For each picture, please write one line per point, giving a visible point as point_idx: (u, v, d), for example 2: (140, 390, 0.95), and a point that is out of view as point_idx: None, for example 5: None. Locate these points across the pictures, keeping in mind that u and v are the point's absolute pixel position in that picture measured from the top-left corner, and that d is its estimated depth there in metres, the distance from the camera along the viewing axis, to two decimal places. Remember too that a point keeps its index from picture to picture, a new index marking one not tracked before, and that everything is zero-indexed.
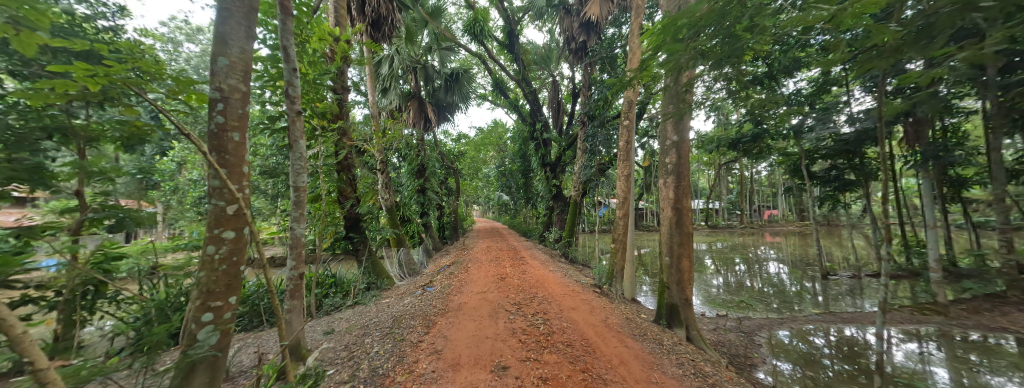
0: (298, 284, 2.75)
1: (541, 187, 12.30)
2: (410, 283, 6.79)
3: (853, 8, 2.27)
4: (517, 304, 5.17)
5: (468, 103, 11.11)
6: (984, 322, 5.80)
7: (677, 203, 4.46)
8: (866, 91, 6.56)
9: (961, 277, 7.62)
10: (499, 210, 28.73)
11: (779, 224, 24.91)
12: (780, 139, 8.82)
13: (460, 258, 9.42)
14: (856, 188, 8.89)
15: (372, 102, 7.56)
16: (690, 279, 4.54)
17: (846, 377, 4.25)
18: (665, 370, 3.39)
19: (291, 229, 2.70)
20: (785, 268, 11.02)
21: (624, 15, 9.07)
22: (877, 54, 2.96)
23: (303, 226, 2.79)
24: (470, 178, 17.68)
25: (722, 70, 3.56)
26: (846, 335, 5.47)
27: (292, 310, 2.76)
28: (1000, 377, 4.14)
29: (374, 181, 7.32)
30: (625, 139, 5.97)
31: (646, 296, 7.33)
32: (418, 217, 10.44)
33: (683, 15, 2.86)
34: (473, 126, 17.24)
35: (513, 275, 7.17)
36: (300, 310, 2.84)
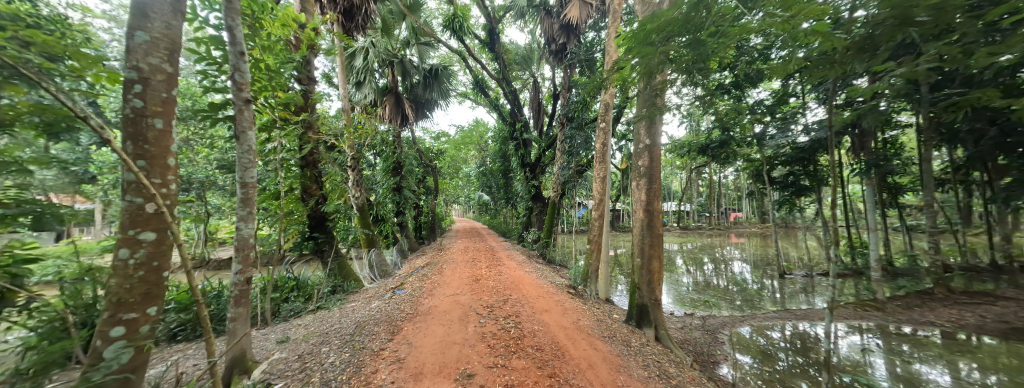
0: (244, 290, 2.53)
1: (521, 187, 12.29)
2: (380, 286, 6.53)
3: (805, 18, 2.41)
4: (489, 306, 5.09)
5: (448, 100, 10.87)
6: (915, 317, 6.41)
7: (648, 205, 4.57)
8: (820, 103, 7.07)
9: (897, 275, 8.40)
10: (480, 211, 28.57)
11: (743, 226, 26.55)
12: (744, 145, 9.35)
13: (435, 259, 9.19)
14: (810, 193, 9.58)
15: (344, 95, 7.14)
16: (660, 280, 4.65)
17: (798, 370, 4.53)
18: (631, 373, 3.43)
19: (236, 229, 2.47)
20: (748, 267, 11.70)
21: (603, 19, 9.24)
22: (827, 64, 3.16)
23: (252, 225, 2.58)
24: (450, 177, 17.38)
25: (690, 77, 3.68)
26: (799, 330, 5.87)
27: (236, 319, 2.53)
28: (927, 366, 4.58)
29: (345, 178, 6.97)
30: (602, 141, 6.03)
31: (620, 296, 7.50)
32: (394, 216, 10.10)
33: (652, 19, 2.94)
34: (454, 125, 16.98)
35: (488, 277, 7.09)
36: (245, 318, 2.60)
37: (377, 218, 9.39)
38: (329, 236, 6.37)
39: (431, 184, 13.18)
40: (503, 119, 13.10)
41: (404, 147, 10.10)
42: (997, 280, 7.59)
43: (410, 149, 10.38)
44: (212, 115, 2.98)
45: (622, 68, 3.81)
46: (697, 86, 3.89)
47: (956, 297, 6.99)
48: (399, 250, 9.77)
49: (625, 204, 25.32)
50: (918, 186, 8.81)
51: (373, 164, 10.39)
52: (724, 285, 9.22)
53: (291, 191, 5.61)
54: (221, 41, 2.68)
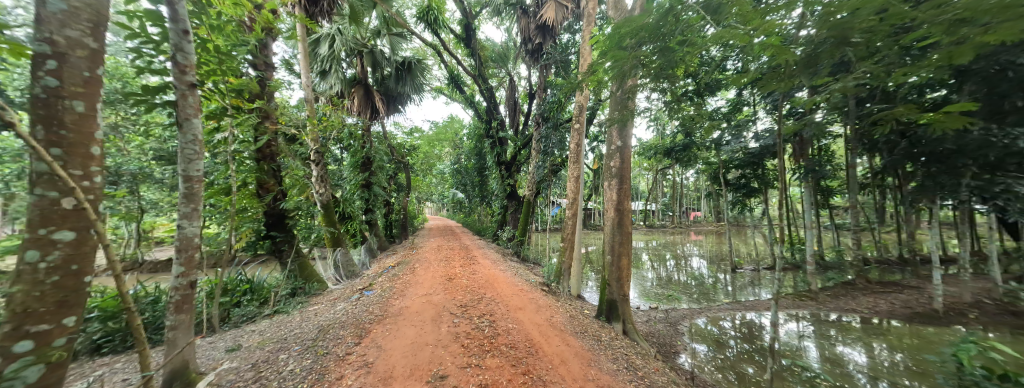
0: (187, 295, 2.27)
1: (496, 185, 12.26)
2: (346, 287, 6.21)
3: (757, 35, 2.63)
4: (463, 306, 5.04)
5: (421, 95, 10.55)
6: (841, 304, 7.28)
7: (619, 205, 4.76)
8: (769, 113, 7.77)
9: (827, 269, 9.50)
10: (454, 209, 28.20)
11: (701, 225, 28.63)
12: (704, 150, 10.04)
13: (407, 258, 8.91)
14: (759, 195, 10.52)
15: (306, 84, 6.67)
16: (628, 276, 4.86)
17: (745, 356, 4.97)
18: (601, 366, 3.56)
19: (178, 227, 2.22)
20: (705, 263, 12.63)
21: (577, 22, 9.45)
22: (777, 77, 3.47)
23: (197, 223, 2.33)
24: (423, 174, 16.94)
25: (659, 83, 3.89)
26: (747, 319, 6.44)
27: (176, 327, 2.26)
28: (848, 347, 5.25)
29: (307, 174, 6.53)
30: (576, 141, 6.18)
31: (590, 292, 7.75)
32: (362, 214, 9.65)
33: (626, 23, 3.06)
34: (428, 120, 16.56)
35: (462, 276, 7.00)
36: (189, 325, 2.34)
37: (344, 216, 8.88)
38: (289, 235, 5.95)
39: (403, 181, 12.74)
40: (479, 116, 12.97)
41: (375, 142, 9.67)
42: (903, 271, 8.84)
43: (382, 144, 9.96)
44: (148, 99, 2.64)
45: (596, 71, 3.93)
46: (664, 92, 4.11)
47: (872, 286, 8.05)
48: (368, 249, 9.34)
49: (597, 203, 26.21)
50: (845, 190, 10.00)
51: (340, 158, 9.82)
52: (685, 280, 9.88)
53: (244, 186, 5.15)
54: (159, 16, 2.38)
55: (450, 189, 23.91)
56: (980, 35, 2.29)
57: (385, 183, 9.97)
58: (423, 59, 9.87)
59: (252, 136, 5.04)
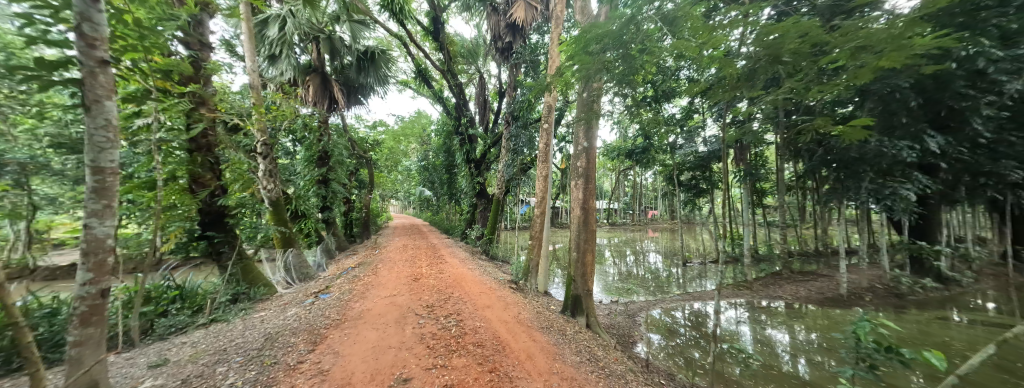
0: (97, 306, 1.87)
1: (465, 183, 12.11)
2: (299, 291, 5.75)
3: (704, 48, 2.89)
4: (429, 306, 4.94)
5: (385, 87, 10.05)
6: (770, 292, 8.26)
7: (584, 204, 4.94)
8: (716, 121, 8.56)
9: (760, 261, 10.74)
10: (422, 207, 27.44)
11: (657, 222, 30.75)
12: (661, 153, 10.81)
13: (369, 259, 8.46)
14: (706, 195, 11.56)
15: (251, 68, 6.01)
16: (592, 272, 5.07)
17: (693, 342, 5.45)
18: (566, 360, 3.69)
19: (82, 227, 1.81)
20: (660, 257, 13.62)
21: (546, 24, 9.60)
22: (722, 88, 3.82)
23: (110, 222, 1.93)
24: (388, 170, 16.20)
25: (621, 88, 4.10)
26: (695, 309, 7.06)
27: (82, 342, 1.86)
28: (775, 330, 5.99)
29: (253, 167, 5.92)
30: (544, 141, 6.30)
31: (556, 288, 7.97)
32: (318, 211, 8.97)
33: (591, 28, 3.18)
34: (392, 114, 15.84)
35: (428, 276, 6.82)
36: (97, 339, 1.94)
37: (296, 214, 8.15)
38: (230, 236, 5.36)
39: (364, 177, 12.05)
40: (447, 112, 12.67)
41: (333, 136, 9.03)
42: (818, 262, 10.28)
43: (341, 138, 9.33)
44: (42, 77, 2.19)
45: (564, 73, 4.03)
46: (626, 97, 4.35)
47: (795, 275, 9.25)
48: (325, 250, 8.72)
49: (564, 202, 26.97)
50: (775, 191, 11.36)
51: (293, 152, 9.04)
52: (643, 274, 10.57)
53: (173, 180, 4.54)
54: None
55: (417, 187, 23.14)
56: (877, 61, 2.73)
57: (345, 179, 9.34)
58: (388, 50, 9.39)
59: (183, 123, 4.44)
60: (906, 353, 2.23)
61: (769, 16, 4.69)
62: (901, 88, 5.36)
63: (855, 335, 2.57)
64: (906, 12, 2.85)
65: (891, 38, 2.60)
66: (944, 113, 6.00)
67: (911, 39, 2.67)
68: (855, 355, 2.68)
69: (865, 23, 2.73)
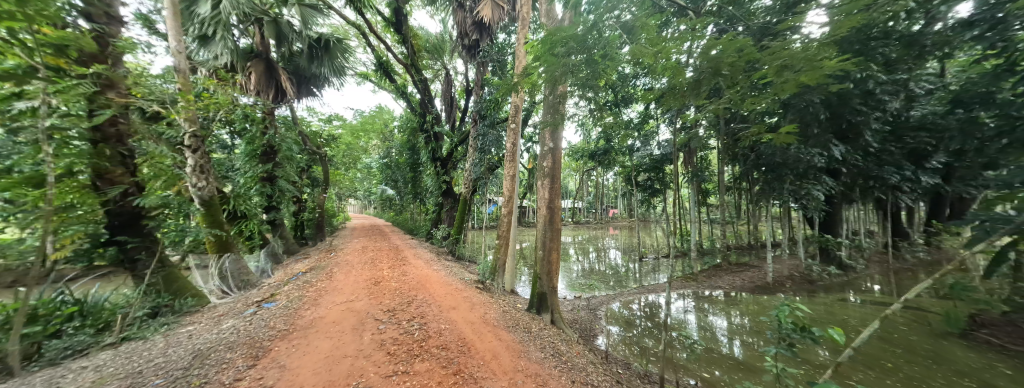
0: None
1: (430, 182, 11.75)
2: (238, 300, 5.14)
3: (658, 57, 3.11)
4: (390, 310, 4.73)
5: (340, 78, 9.40)
6: (712, 282, 9.18)
7: (551, 203, 5.06)
8: (669, 127, 9.29)
9: (704, 255, 11.87)
10: (384, 206, 26.12)
11: (617, 221, 32.52)
12: (621, 155, 11.45)
13: (323, 262, 7.88)
14: (660, 195, 12.49)
15: (177, 49, 5.24)
16: (557, 270, 5.22)
17: (648, 332, 5.85)
18: (531, 356, 3.76)
19: None
20: (619, 254, 14.43)
21: (512, 24, 9.67)
22: (674, 96, 4.15)
23: None
24: (345, 167, 15.17)
25: (585, 92, 4.27)
26: (650, 300, 7.60)
27: None
28: (716, 316, 6.66)
29: (180, 162, 5.19)
30: (512, 141, 6.33)
31: (523, 286, 8.08)
32: (261, 212, 8.11)
33: (557, 32, 3.26)
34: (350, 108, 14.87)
35: (390, 278, 6.52)
36: None
37: (236, 215, 7.35)
38: (148, 241, 4.64)
39: (318, 174, 11.15)
40: (411, 108, 12.18)
41: (281, 129, 8.22)
42: (751, 254, 11.64)
43: (290, 132, 8.53)
44: None
45: (531, 73, 4.08)
46: (590, 100, 4.53)
47: (732, 267, 10.35)
48: (271, 254, 7.92)
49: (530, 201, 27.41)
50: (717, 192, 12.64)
51: (232, 145, 8.09)
52: (605, 270, 11.13)
53: (69, 175, 3.80)
54: None
55: (378, 185, 22.02)
56: (798, 78, 3.16)
57: (295, 177, 8.55)
58: (345, 38, 8.74)
59: (84, 109, 3.78)
60: (814, 331, 2.61)
61: (712, 33, 5.20)
62: (814, 103, 6.25)
63: (776, 317, 2.96)
64: (819, 37, 3.32)
65: (808, 58, 3.01)
66: (845, 126, 7.11)
67: (822, 62, 3.13)
68: (778, 335, 3.07)
69: (789, 45, 3.14)
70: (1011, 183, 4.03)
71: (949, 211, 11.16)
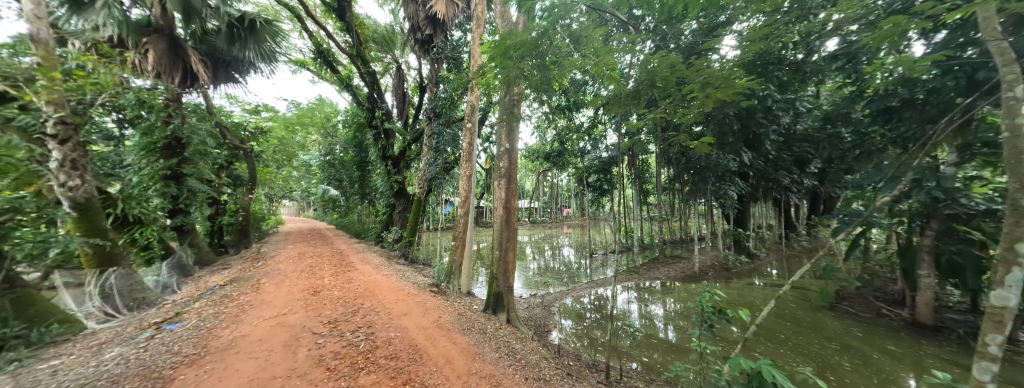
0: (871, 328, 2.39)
1: (380, 182, 11.01)
2: (129, 323, 4.18)
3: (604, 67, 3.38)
4: (331, 321, 4.31)
5: (269, 64, 8.37)
6: (651, 274, 10.11)
7: (507, 203, 5.11)
8: (615, 132, 10.06)
9: (645, 249, 13.04)
10: (327, 208, 23.86)
11: (570, 220, 34.09)
12: (574, 157, 12.06)
13: (249, 273, 6.87)
14: (608, 195, 13.42)
15: (34, 13, 4.12)
16: (513, 269, 5.26)
17: (598, 323, 6.21)
18: (486, 358, 3.73)
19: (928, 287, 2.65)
20: (572, 251, 15.14)
21: (468, 23, 9.55)
22: (620, 103, 4.50)
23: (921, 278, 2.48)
24: (279, 165, 13.52)
25: (540, 95, 4.40)
26: (599, 294, 8.08)
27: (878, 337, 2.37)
28: (653, 304, 7.36)
29: (37, 156, 4.07)
30: (468, 141, 6.25)
31: (479, 288, 7.99)
32: (165, 217, 6.81)
33: (509, 35, 3.28)
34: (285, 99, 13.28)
35: (332, 287, 5.94)
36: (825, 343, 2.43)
37: (127, 220, 6.13)
38: None
39: (242, 173, 9.69)
40: (358, 103, 11.29)
41: (191, 118, 6.99)
42: (682, 247, 13.11)
43: (203, 122, 7.30)
44: None
45: (486, 73, 4.07)
46: (543, 103, 4.67)
47: (667, 259, 11.54)
48: (179, 266, 6.67)
49: (488, 201, 27.32)
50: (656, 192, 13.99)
51: (121, 137, 6.58)
52: (559, 267, 11.58)
53: None
54: None
55: (320, 185, 20.05)
56: (717, 93, 3.66)
57: (211, 175, 7.34)
58: (275, 20, 7.74)
59: None
60: (728, 311, 3.05)
61: (651, 48, 5.77)
62: (729, 116, 7.29)
63: (699, 302, 3.39)
64: (731, 59, 3.88)
65: (724, 77, 3.50)
66: (751, 136, 8.42)
67: (735, 81, 3.66)
68: (701, 319, 3.50)
69: (708, 64, 3.62)
70: (862, 184, 5.17)
71: (823, 207, 13.87)
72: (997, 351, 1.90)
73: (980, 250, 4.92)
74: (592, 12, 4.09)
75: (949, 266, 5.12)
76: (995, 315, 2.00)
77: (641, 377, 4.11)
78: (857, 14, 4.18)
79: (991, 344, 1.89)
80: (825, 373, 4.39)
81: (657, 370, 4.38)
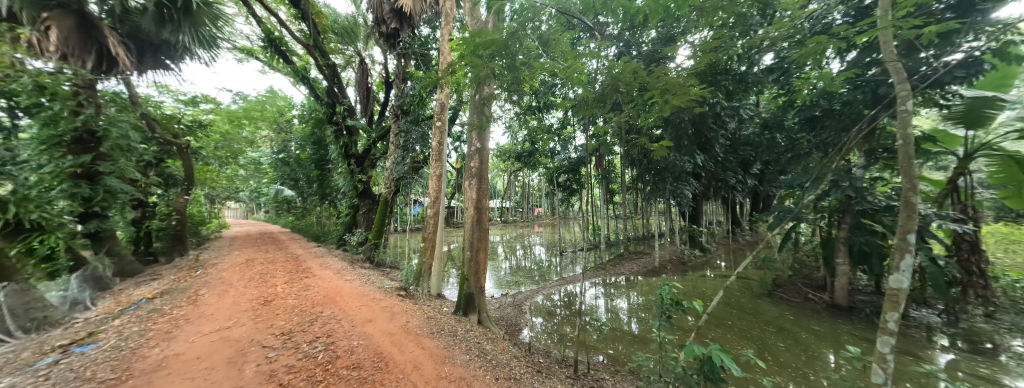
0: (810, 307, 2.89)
1: (343, 181, 10.39)
2: (24, 348, 3.48)
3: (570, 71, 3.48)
4: (285, 332, 3.95)
5: (208, 50, 7.53)
6: (616, 270, 10.58)
7: (478, 203, 5.06)
8: (582, 134, 10.43)
9: (611, 246, 13.64)
10: (282, 210, 22.03)
11: (541, 219, 34.66)
12: (545, 157, 12.28)
13: (184, 283, 6.09)
14: (577, 194, 13.85)
15: None
16: (485, 269, 5.21)
17: (567, 320, 6.37)
18: (456, 361, 3.64)
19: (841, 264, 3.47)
20: (543, 249, 15.41)
21: (437, 19, 9.31)
22: (588, 105, 4.65)
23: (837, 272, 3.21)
24: (223, 163, 12.22)
25: (511, 96, 4.40)
26: (569, 290, 8.29)
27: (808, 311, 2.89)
28: (619, 298, 7.70)
29: None
30: (438, 139, 6.07)
31: (449, 289, 7.81)
32: (75, 223, 5.82)
33: (478, 34, 3.24)
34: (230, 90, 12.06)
35: (286, 295, 5.47)
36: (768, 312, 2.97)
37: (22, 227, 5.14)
38: None
39: (176, 171, 8.59)
40: (316, 97, 10.52)
41: (110, 109, 6.06)
42: (644, 243, 13.89)
43: (125, 114, 6.36)
44: None
45: (456, 72, 3.98)
46: (514, 104, 4.68)
47: (630, 255, 12.15)
48: (93, 278, 5.70)
49: (459, 201, 26.90)
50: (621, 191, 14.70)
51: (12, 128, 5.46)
52: (530, 266, 11.70)
53: None
54: None
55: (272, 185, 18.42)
56: (673, 100, 3.93)
57: (136, 174, 6.41)
58: (216, 2, 6.91)
59: None
60: (684, 303, 3.27)
61: (616, 54, 6.06)
62: (684, 120, 7.87)
63: (658, 294, 3.61)
64: (686, 68, 4.18)
65: (681, 85, 3.76)
66: (704, 140, 9.15)
67: (690, 89, 3.94)
68: (660, 310, 3.71)
69: (666, 72, 3.86)
70: (794, 184, 5.84)
71: (763, 204, 15.45)
72: (894, 327, 2.24)
73: (882, 239, 5.78)
74: (560, 16, 4.18)
75: (860, 255, 5.94)
76: (893, 295, 2.35)
77: (607, 369, 4.27)
78: (788, 34, 4.74)
79: (890, 323, 2.26)
80: (764, 354, 4.89)
81: (622, 361, 4.58)
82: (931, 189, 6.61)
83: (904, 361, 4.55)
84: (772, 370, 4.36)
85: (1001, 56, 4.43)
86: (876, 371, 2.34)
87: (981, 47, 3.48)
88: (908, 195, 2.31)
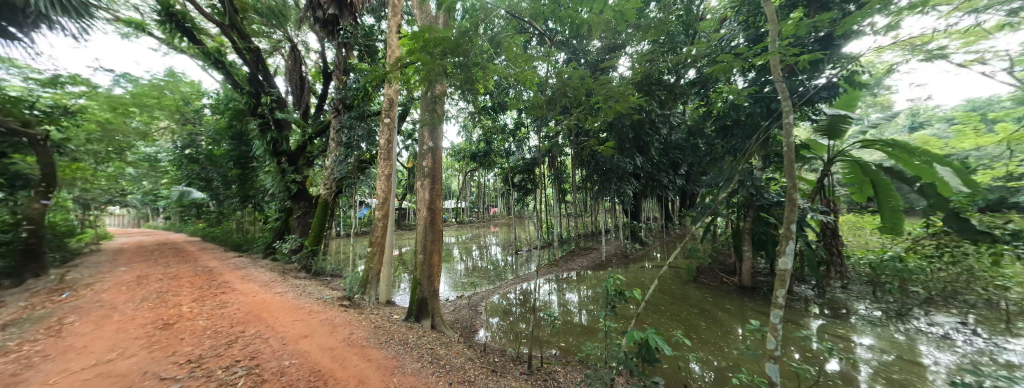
0: None
1: (271, 182, 9.15)
2: None
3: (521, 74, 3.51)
4: (192, 360, 3.29)
5: (69, 15, 5.88)
6: (568, 265, 11.02)
7: (431, 204, 4.85)
8: (536, 135, 10.72)
9: (562, 243, 14.20)
10: (191, 217, 18.62)
11: (497, 219, 34.67)
12: (500, 156, 12.31)
13: (40, 312, 4.71)
14: (530, 194, 14.14)
15: None
16: (439, 273, 4.98)
17: (522, 317, 6.43)
18: (406, 371, 3.41)
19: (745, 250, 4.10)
20: (499, 249, 15.41)
21: (382, 9, 8.76)
22: (538, 107, 4.76)
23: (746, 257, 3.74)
24: (102, 159, 9.87)
25: (464, 95, 4.29)
26: (524, 288, 8.39)
27: None
28: (570, 293, 8.02)
29: None
30: (386, 137, 5.68)
31: (400, 295, 7.37)
32: None
33: (429, 29, 3.08)
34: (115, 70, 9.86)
35: (196, 315, 4.60)
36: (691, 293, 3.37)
37: None
38: None
39: (30, 170, 6.63)
40: (234, 85, 9.06)
41: None
42: (592, 240, 14.75)
43: None
44: None
45: (405, 67, 3.72)
46: (467, 103, 4.57)
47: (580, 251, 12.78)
48: None
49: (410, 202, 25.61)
50: (571, 190, 15.40)
51: None
52: (487, 266, 11.62)
53: None
54: None
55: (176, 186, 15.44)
56: (613, 106, 4.22)
57: None
58: None
59: None
60: (626, 292, 3.52)
61: (566, 60, 6.35)
62: (625, 125, 8.56)
63: (603, 286, 3.83)
64: (627, 77, 4.52)
65: (621, 92, 4.05)
66: (642, 143, 10.06)
67: (629, 96, 4.24)
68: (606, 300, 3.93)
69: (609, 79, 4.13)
70: (713, 182, 6.71)
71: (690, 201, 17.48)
72: (782, 301, 2.70)
73: (774, 229, 6.96)
74: (511, 19, 4.21)
75: (759, 243, 7.07)
76: (781, 276, 2.82)
77: (559, 361, 4.43)
78: (707, 54, 5.48)
79: (779, 298, 2.73)
80: (690, 333, 5.52)
81: (572, 352, 4.79)
82: (807, 187, 8.17)
83: (790, 328, 5.53)
84: (696, 346, 4.96)
85: (850, 82, 5.66)
86: (770, 338, 2.79)
87: (839, 74, 4.41)
88: (792, 192, 2.80)
